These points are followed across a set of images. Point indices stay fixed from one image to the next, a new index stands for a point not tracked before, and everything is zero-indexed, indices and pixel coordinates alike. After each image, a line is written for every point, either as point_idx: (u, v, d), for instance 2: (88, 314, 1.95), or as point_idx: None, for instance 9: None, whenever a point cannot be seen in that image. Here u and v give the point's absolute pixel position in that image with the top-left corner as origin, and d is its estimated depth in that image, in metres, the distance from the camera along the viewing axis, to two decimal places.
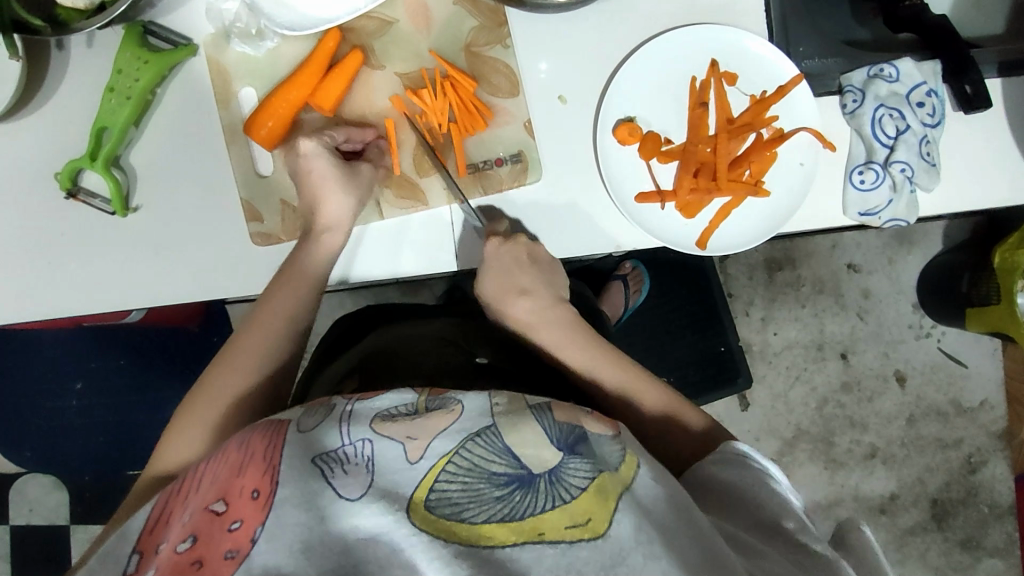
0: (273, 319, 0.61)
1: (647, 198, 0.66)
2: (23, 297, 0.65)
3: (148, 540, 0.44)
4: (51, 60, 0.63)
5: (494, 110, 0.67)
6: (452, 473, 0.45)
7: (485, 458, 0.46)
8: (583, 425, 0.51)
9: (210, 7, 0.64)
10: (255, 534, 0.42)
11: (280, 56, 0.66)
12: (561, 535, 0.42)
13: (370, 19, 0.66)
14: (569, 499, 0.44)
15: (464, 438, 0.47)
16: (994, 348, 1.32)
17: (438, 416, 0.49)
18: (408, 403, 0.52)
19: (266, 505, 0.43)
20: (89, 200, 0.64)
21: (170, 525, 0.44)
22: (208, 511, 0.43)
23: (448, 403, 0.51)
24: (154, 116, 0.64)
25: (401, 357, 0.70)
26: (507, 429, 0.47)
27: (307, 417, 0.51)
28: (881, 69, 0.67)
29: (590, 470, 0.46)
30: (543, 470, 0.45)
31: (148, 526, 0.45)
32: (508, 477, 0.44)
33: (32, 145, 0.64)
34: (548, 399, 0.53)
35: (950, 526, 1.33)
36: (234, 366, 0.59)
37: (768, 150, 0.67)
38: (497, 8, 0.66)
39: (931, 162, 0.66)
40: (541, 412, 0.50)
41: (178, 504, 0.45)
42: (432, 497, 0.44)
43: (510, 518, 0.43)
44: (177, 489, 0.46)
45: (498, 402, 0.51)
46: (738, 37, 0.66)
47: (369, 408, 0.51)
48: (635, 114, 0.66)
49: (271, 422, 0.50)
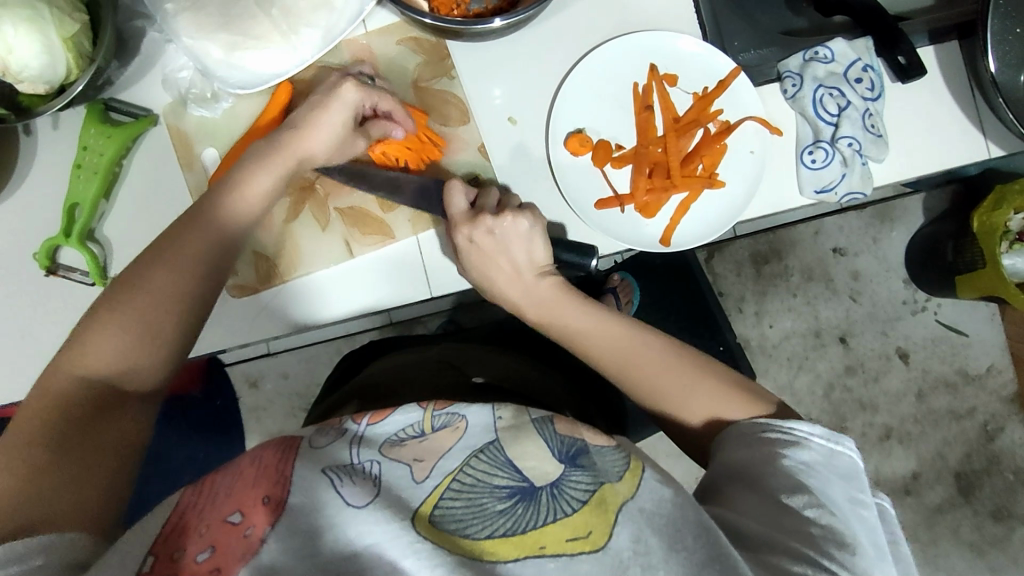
0: (212, 219, 0.59)
1: (606, 204, 0.68)
2: (14, 376, 0.67)
3: (161, 544, 0.42)
4: (19, 147, 0.66)
5: (447, 139, 0.69)
6: (457, 489, 0.46)
7: (488, 472, 0.46)
8: (583, 437, 0.52)
9: (166, 76, 0.67)
10: (265, 535, 0.42)
11: (237, 114, 0.69)
12: (562, 547, 0.43)
13: (314, 67, 0.69)
14: (570, 511, 0.44)
15: (468, 454, 0.48)
16: (992, 313, 1.32)
17: (444, 436, 0.50)
18: (415, 424, 0.52)
19: (276, 509, 0.44)
20: (68, 274, 0.66)
21: (185, 534, 0.42)
22: (223, 519, 0.43)
23: (453, 420, 0.52)
24: (122, 188, 0.67)
25: (398, 381, 0.71)
26: (510, 443, 0.48)
27: (318, 436, 0.52)
28: (815, 51, 0.69)
29: (591, 482, 0.46)
30: (545, 483, 0.46)
31: (162, 535, 0.42)
32: (511, 489, 0.45)
33: (9, 230, 0.66)
34: (551, 414, 0.54)
35: (978, 498, 1.31)
36: (175, 255, 0.56)
37: (716, 143, 0.68)
38: (438, 43, 0.69)
39: (877, 133, 0.68)
40: (543, 423, 0.51)
41: (195, 514, 0.43)
42: (436, 513, 0.44)
43: (512, 531, 0.43)
44: (192, 498, 0.45)
45: (502, 416, 0.52)
46: (671, 39, 0.69)
47: (377, 434, 0.51)
48: (584, 125, 0.69)
49: (284, 439, 0.51)
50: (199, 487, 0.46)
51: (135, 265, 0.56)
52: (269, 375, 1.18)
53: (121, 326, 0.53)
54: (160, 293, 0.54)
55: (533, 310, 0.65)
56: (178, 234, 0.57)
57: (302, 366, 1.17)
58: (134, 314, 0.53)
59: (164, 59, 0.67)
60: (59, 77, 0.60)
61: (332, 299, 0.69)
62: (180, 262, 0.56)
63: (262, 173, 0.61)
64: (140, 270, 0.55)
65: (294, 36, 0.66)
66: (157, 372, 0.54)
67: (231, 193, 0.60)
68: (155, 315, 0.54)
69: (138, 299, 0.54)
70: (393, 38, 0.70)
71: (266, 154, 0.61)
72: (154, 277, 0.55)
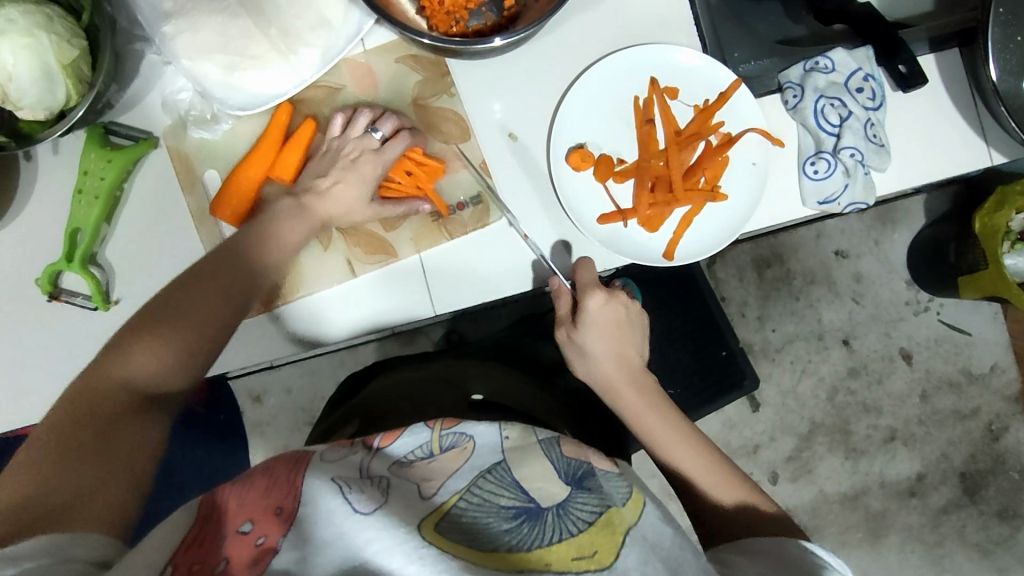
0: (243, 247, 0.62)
1: (609, 219, 0.68)
2: (18, 402, 0.67)
3: (180, 554, 0.40)
4: (19, 172, 0.66)
5: (449, 156, 0.70)
6: (463, 507, 0.45)
7: (494, 492, 0.47)
8: (590, 460, 0.55)
9: (165, 99, 0.67)
10: (278, 542, 0.41)
11: (237, 135, 0.69)
12: (568, 564, 0.43)
13: (317, 88, 0.70)
14: (576, 531, 0.45)
15: (476, 474, 0.49)
16: (995, 313, 1.31)
17: (453, 456, 0.52)
18: (424, 444, 0.53)
19: (289, 518, 0.43)
20: (71, 299, 0.66)
21: (202, 545, 0.41)
22: (237, 530, 0.42)
23: (460, 440, 0.53)
24: (123, 211, 0.67)
25: (399, 400, 0.71)
26: (516, 465, 0.50)
27: (329, 451, 0.52)
28: (816, 61, 0.69)
29: (597, 505, 0.48)
30: (551, 504, 0.46)
31: (180, 546, 0.41)
32: (517, 509, 0.46)
33: (10, 255, 0.66)
34: (558, 434, 0.56)
35: (983, 498, 1.31)
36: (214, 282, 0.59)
37: (718, 155, 0.68)
38: (437, 60, 0.69)
39: (879, 143, 0.68)
40: (550, 444, 0.54)
41: (212, 525, 0.43)
42: (443, 523, 0.44)
43: (518, 547, 0.43)
44: (205, 512, 0.44)
45: (508, 434, 0.54)
46: (670, 52, 0.68)
47: (390, 454, 0.52)
48: (585, 140, 0.68)
49: (295, 454, 0.52)
50: (211, 500, 0.46)
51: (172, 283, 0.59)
52: (272, 389, 1.17)
53: (158, 342, 0.55)
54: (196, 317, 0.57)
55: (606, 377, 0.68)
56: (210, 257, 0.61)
57: (305, 379, 1.17)
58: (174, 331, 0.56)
59: (162, 81, 0.67)
60: (59, 103, 0.59)
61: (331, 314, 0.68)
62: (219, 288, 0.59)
63: (290, 224, 0.65)
64: (180, 292, 0.58)
65: (292, 55, 0.65)
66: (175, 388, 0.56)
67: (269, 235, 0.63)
68: (191, 339, 0.57)
69: (176, 320, 0.56)
70: (393, 55, 0.69)
71: (296, 210, 0.66)
72: (192, 298, 0.58)
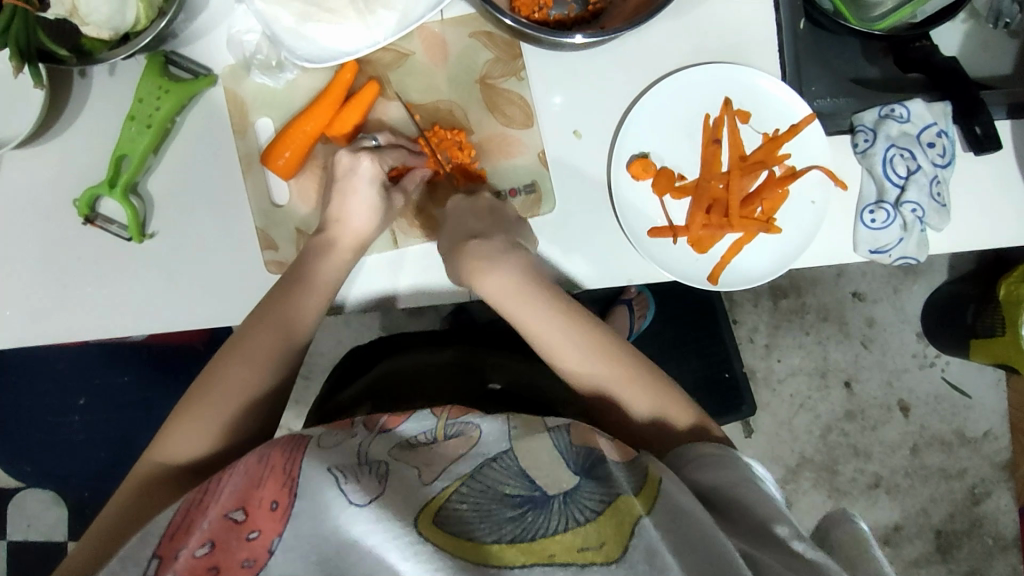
0: (278, 321, 0.62)
1: (660, 233, 0.67)
2: (35, 318, 0.65)
3: (166, 546, 0.43)
4: (73, 88, 0.64)
5: (508, 140, 0.68)
6: (465, 495, 0.45)
7: (498, 480, 0.47)
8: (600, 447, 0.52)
9: (232, 37, 0.65)
10: (272, 545, 0.42)
11: (298, 87, 0.67)
12: (571, 556, 0.42)
13: (387, 51, 0.68)
14: (582, 520, 0.44)
15: (480, 461, 0.48)
16: (998, 379, 1.31)
17: (457, 443, 0.51)
18: (428, 431, 0.53)
19: (284, 515, 0.43)
20: (106, 225, 0.64)
21: (187, 537, 0.43)
22: (226, 516, 0.43)
23: (467, 428, 0.52)
24: (172, 144, 0.65)
25: (409, 386, 0.70)
26: (523, 453, 0.49)
27: (327, 437, 0.52)
28: (892, 109, 0.68)
29: (604, 494, 0.46)
30: (558, 492, 0.46)
31: (165, 535, 0.44)
32: (521, 498, 0.45)
33: (50, 171, 0.65)
34: (567, 422, 0.54)
35: (954, 558, 1.32)
36: (256, 321, 0.62)
37: (779, 188, 0.67)
38: (511, 41, 0.67)
39: (942, 203, 0.67)
40: (560, 434, 0.52)
41: (198, 512, 0.44)
42: (443, 515, 0.44)
43: (521, 537, 0.43)
44: (197, 496, 0.46)
45: (515, 424, 0.52)
46: (751, 76, 0.67)
47: (395, 436, 0.52)
48: (649, 150, 0.67)
49: (293, 438, 0.50)
50: (205, 484, 0.47)
51: (225, 346, 0.62)
52: None
53: (204, 416, 0.58)
54: (232, 393, 0.59)
55: (492, 281, 0.63)
56: (244, 347, 0.61)
57: None
58: (231, 359, 0.61)
59: (231, 19, 0.65)
60: (126, 26, 0.58)
61: (357, 283, 0.68)
62: (259, 322, 0.62)
63: (331, 261, 0.65)
64: (217, 367, 0.61)
65: (370, 15, 0.63)
66: (225, 416, 0.59)
67: (324, 257, 0.64)
68: (234, 405, 0.59)
69: (215, 399, 0.59)
70: (466, 29, 0.68)
71: (326, 248, 0.65)
72: (238, 347, 0.61)
